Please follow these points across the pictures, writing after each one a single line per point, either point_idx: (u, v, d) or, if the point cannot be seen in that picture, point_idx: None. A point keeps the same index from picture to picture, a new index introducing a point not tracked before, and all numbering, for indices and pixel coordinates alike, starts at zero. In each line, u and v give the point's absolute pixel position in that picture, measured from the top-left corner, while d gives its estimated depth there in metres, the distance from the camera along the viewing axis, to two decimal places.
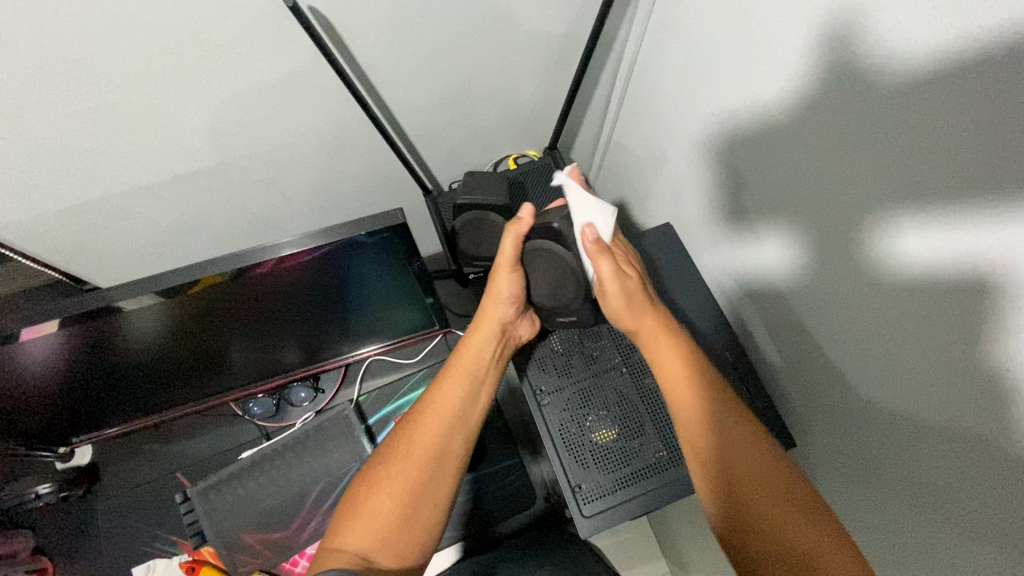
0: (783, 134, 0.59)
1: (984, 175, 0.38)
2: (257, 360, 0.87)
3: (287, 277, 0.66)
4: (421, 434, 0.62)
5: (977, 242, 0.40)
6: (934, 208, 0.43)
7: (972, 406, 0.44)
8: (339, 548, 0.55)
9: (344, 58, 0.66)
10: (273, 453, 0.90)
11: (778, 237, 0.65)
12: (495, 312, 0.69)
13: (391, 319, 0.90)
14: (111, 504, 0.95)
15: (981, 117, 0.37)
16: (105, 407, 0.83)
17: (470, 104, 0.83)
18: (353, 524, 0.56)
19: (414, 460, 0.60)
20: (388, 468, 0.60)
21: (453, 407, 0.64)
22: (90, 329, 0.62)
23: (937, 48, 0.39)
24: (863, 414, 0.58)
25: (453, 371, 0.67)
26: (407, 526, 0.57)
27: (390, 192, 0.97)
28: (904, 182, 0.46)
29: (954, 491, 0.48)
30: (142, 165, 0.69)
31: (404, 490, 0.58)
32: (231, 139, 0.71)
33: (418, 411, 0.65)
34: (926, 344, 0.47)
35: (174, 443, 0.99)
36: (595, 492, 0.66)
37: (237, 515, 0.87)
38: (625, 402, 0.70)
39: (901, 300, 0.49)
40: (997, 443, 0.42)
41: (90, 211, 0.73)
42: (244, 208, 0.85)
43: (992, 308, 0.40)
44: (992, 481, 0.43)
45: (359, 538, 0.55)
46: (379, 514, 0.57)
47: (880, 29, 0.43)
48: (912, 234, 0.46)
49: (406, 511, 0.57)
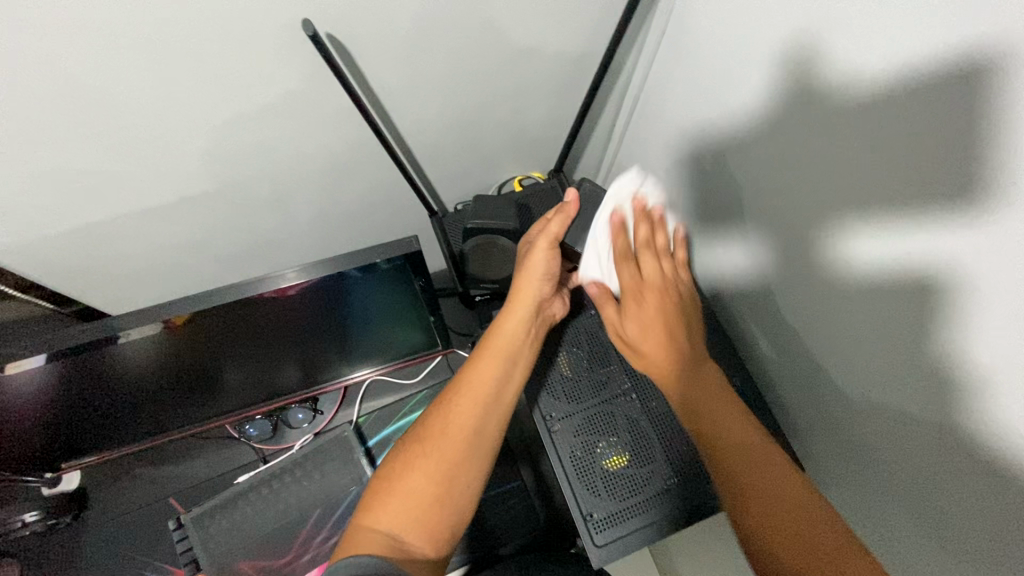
0: (763, 168, 0.59)
1: (945, 182, 0.38)
2: (252, 381, 0.85)
3: (292, 301, 0.65)
4: (454, 416, 0.60)
5: (941, 250, 0.41)
6: (896, 219, 0.44)
7: (955, 420, 0.44)
8: (373, 527, 0.52)
9: (357, 82, 0.65)
10: (270, 476, 0.88)
11: (759, 262, 0.66)
12: (530, 289, 0.69)
13: (393, 340, 0.89)
14: (100, 533, 0.91)
15: (935, 128, 0.38)
16: (97, 431, 0.81)
17: (478, 128, 0.83)
18: (386, 502, 0.54)
19: (447, 443, 0.58)
20: (422, 448, 0.58)
21: (487, 387, 0.63)
22: (87, 356, 0.61)
23: (888, 69, 0.41)
24: (861, 439, 0.56)
25: (489, 351, 0.65)
26: (437, 510, 0.54)
27: (394, 214, 0.96)
28: (875, 208, 0.45)
29: (949, 510, 0.47)
30: (148, 188, 0.68)
31: (437, 473, 0.56)
32: (237, 163, 0.70)
33: (451, 391, 0.63)
34: (909, 368, 0.47)
35: (167, 467, 0.96)
36: (607, 521, 0.66)
37: (231, 542, 0.84)
38: (636, 429, 0.70)
39: (879, 320, 0.49)
40: (986, 458, 0.42)
41: (89, 233, 0.71)
42: (248, 230, 0.83)
43: (969, 329, 0.40)
44: (986, 503, 0.43)
45: (392, 519, 0.53)
46: (412, 494, 0.54)
47: (854, 67, 0.44)
48: (879, 249, 0.46)
49: (440, 493, 0.55)
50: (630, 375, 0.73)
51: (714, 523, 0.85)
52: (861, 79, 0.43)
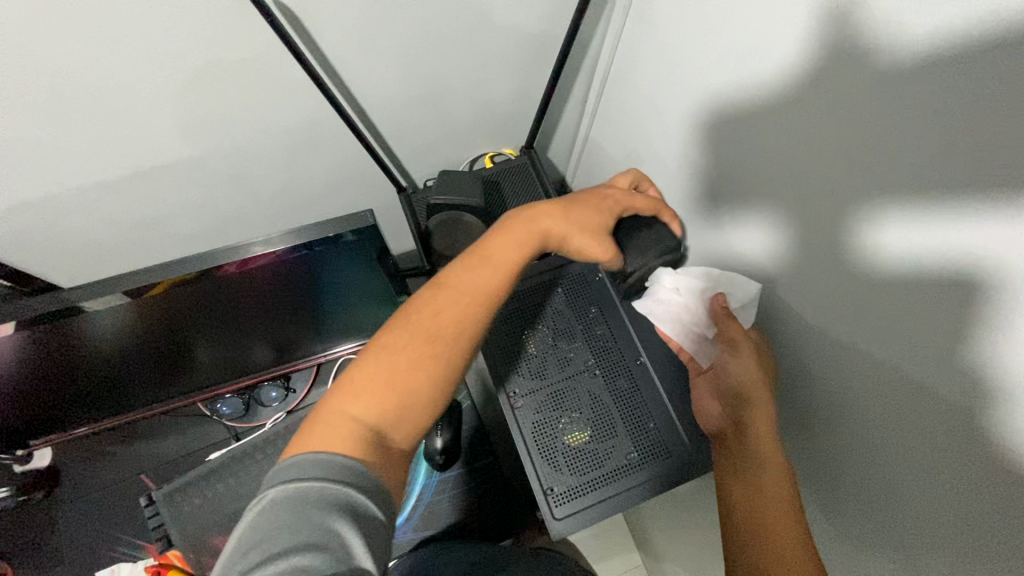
0: (758, 145, 0.60)
1: (965, 168, 0.38)
2: (225, 358, 0.84)
3: (255, 277, 0.64)
4: (456, 319, 0.53)
5: (956, 242, 0.40)
6: (915, 204, 0.43)
7: (948, 404, 0.44)
8: (351, 419, 0.47)
9: (310, 51, 0.64)
10: (241, 454, 0.88)
11: (749, 237, 0.66)
12: (562, 225, 0.60)
13: (363, 318, 0.88)
14: (72, 509, 0.92)
15: (958, 103, 0.37)
16: (69, 408, 0.81)
17: (445, 100, 0.81)
18: (368, 395, 0.48)
19: (446, 346, 0.52)
20: (416, 345, 0.51)
21: (491, 293, 0.56)
22: (46, 332, 0.60)
23: (911, 35, 0.40)
24: (840, 422, 0.57)
25: (496, 255, 0.57)
26: (422, 413, 0.50)
27: (364, 190, 0.95)
28: (891, 189, 0.45)
29: (926, 492, 0.48)
30: (102, 159, 0.67)
31: (437, 377, 0.51)
32: (196, 136, 0.69)
33: (453, 287, 0.55)
34: (914, 362, 0.46)
35: (139, 445, 0.96)
36: (567, 494, 0.67)
37: (202, 519, 0.84)
38: (597, 404, 0.71)
39: (886, 311, 0.48)
40: (979, 443, 0.42)
41: (44, 206, 0.70)
42: (210, 204, 0.82)
43: (989, 317, 0.39)
44: (972, 501, 0.43)
45: (373, 413, 0.48)
46: (400, 394, 0.49)
47: (859, 40, 0.44)
48: (895, 243, 0.45)
49: (429, 399, 0.50)
50: (594, 353, 0.74)
51: (694, 503, 0.86)
52: (870, 48, 0.43)
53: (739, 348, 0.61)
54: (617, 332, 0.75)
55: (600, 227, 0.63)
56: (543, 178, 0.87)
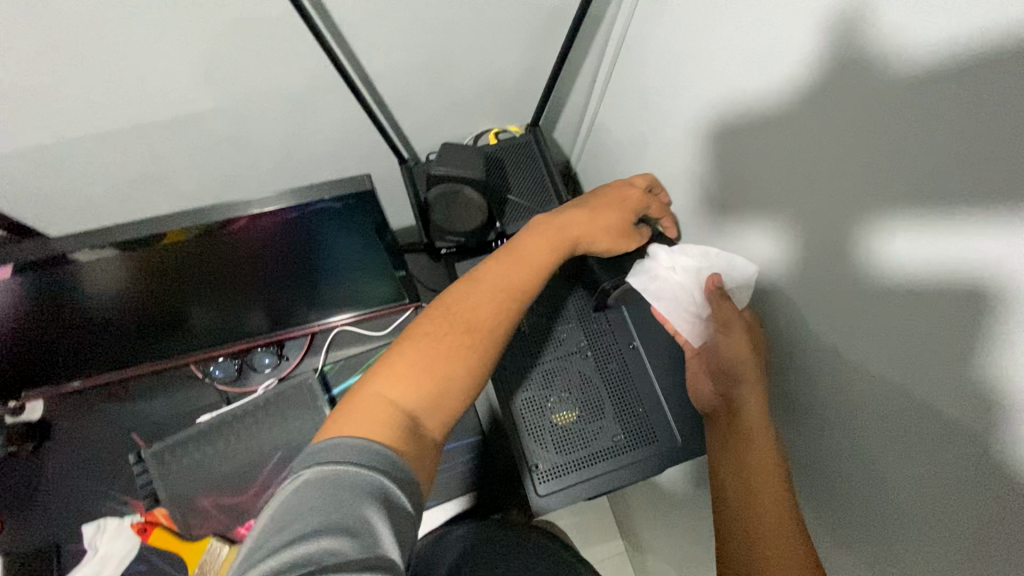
0: (765, 131, 0.58)
1: (975, 173, 0.37)
2: (219, 321, 0.84)
3: (252, 240, 0.63)
4: (488, 313, 0.57)
5: (966, 251, 0.40)
6: (923, 208, 0.42)
7: (946, 409, 0.43)
8: (389, 403, 0.50)
9: (315, 11, 0.62)
10: (232, 418, 0.89)
11: (747, 226, 0.65)
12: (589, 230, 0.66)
13: (359, 289, 0.88)
14: (61, 461, 0.92)
15: (975, 102, 0.36)
16: (60, 361, 0.81)
17: (451, 71, 0.80)
18: (405, 381, 0.52)
19: (480, 338, 0.56)
20: (453, 336, 0.55)
21: (521, 291, 0.60)
22: (39, 282, 0.60)
23: (932, 21, 0.38)
24: (834, 425, 0.56)
25: (526, 254, 0.62)
26: (455, 402, 0.53)
27: (365, 159, 0.94)
28: (896, 184, 0.44)
29: (915, 492, 0.48)
30: (99, 110, 0.66)
31: (472, 366, 0.54)
32: (195, 92, 0.68)
33: (487, 284, 0.59)
34: (921, 372, 0.45)
35: (130, 403, 0.96)
36: (551, 472, 0.67)
37: (191, 479, 0.86)
38: (587, 386, 0.71)
39: (886, 311, 0.47)
40: (976, 451, 0.41)
41: (40, 154, 0.69)
42: (208, 163, 0.81)
43: (996, 328, 0.38)
44: (960, 502, 0.44)
45: (410, 398, 0.51)
46: (436, 381, 0.52)
47: (880, 21, 0.42)
48: (911, 248, 0.44)
49: (462, 387, 0.54)
50: (586, 334, 0.73)
51: (676, 491, 0.87)
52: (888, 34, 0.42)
53: (732, 329, 0.60)
54: (612, 317, 0.75)
55: (622, 229, 0.69)
56: (546, 157, 0.86)
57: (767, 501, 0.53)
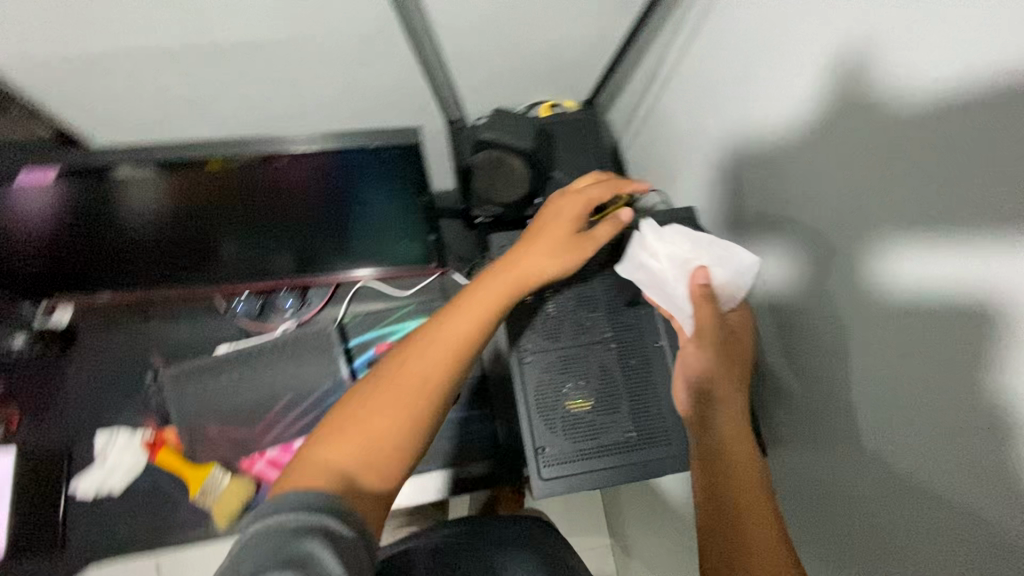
0: None
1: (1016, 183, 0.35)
2: (248, 257, 0.85)
3: (290, 177, 0.63)
4: (429, 361, 0.55)
5: (989, 266, 0.38)
6: (953, 220, 0.40)
7: (962, 440, 0.42)
8: (320, 466, 0.47)
9: None
10: (254, 352, 0.91)
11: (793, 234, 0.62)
12: (536, 262, 0.63)
13: (390, 246, 0.87)
14: (84, 368, 0.95)
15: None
16: (94, 272, 0.83)
17: (510, 31, 0.77)
18: (338, 444, 0.49)
19: (416, 386, 0.53)
20: (389, 391, 0.53)
21: (466, 335, 0.57)
22: (86, 190, 0.60)
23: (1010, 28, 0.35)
24: (836, 442, 0.55)
25: (474, 300, 0.60)
26: (391, 457, 0.50)
27: (412, 115, 0.92)
28: (930, 203, 0.42)
29: (919, 524, 0.46)
30: (156, 22, 0.66)
31: (406, 418, 0.51)
32: (248, 17, 0.67)
33: (429, 333, 0.57)
34: (928, 396, 0.44)
35: (154, 324, 0.98)
36: (557, 457, 0.67)
37: (204, 405, 0.89)
38: (605, 377, 0.69)
39: (907, 333, 0.45)
40: (993, 487, 0.40)
41: (97, 60, 0.70)
42: (256, 95, 0.81)
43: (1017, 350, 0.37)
44: (972, 540, 0.42)
45: (342, 458, 0.48)
46: (369, 438, 0.50)
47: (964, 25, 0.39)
48: (929, 267, 0.43)
49: (399, 440, 0.51)
50: (614, 326, 0.71)
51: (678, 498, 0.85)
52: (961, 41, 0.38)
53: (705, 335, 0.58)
54: (643, 312, 0.72)
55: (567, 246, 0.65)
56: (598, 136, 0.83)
57: (748, 503, 0.52)
